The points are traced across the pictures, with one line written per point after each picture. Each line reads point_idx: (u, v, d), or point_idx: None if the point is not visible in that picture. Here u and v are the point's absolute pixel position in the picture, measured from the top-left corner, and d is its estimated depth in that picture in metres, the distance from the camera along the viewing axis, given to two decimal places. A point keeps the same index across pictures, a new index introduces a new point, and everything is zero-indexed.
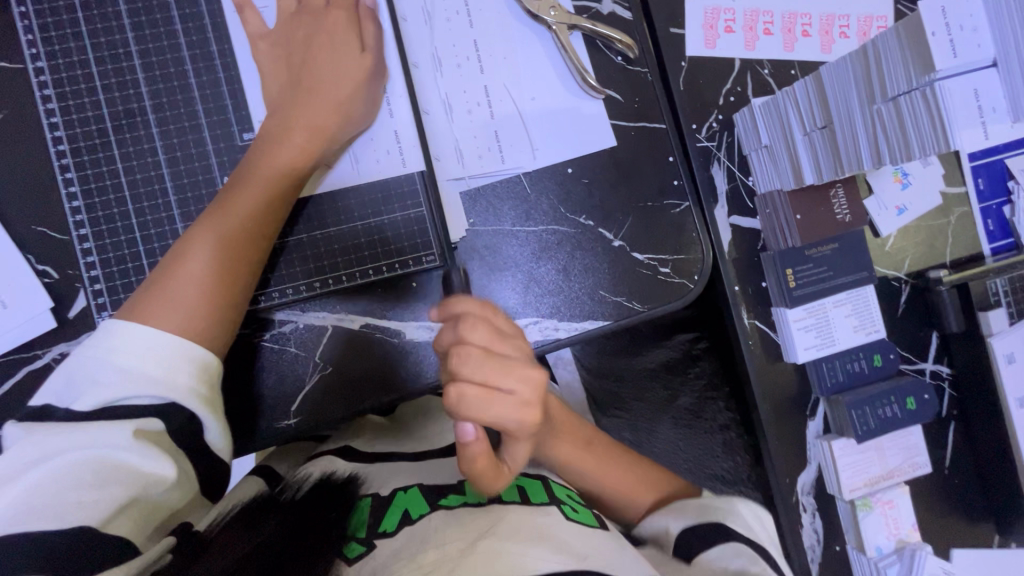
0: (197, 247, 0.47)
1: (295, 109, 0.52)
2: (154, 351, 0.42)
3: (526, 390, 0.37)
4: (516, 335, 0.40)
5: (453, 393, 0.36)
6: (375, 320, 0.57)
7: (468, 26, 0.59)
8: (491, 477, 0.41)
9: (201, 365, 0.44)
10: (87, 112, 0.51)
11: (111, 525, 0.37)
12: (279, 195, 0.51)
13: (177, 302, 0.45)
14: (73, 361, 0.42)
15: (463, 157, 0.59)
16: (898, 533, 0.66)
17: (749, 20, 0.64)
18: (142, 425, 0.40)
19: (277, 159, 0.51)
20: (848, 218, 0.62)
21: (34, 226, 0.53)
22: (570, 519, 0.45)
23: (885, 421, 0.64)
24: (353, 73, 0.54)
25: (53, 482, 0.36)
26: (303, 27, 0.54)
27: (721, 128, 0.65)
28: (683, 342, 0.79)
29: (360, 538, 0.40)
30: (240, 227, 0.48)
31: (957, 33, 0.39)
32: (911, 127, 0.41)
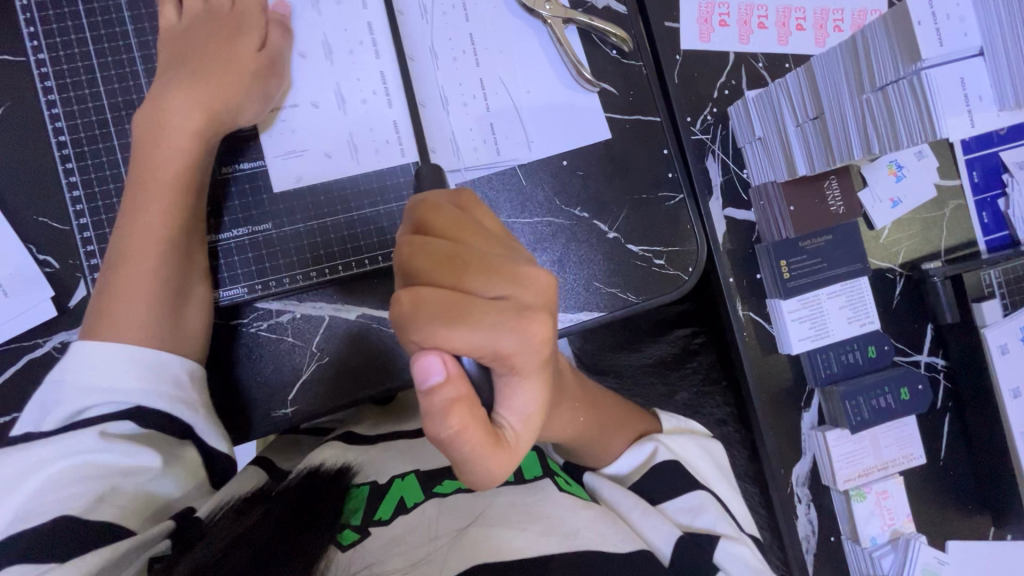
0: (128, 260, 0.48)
1: (180, 109, 0.51)
2: (104, 361, 0.44)
3: (520, 295, 0.33)
4: (503, 239, 0.35)
5: (410, 299, 0.31)
6: (372, 310, 0.58)
7: (464, 20, 0.60)
8: (481, 440, 0.31)
9: (156, 368, 0.45)
10: (87, 104, 0.52)
11: (97, 512, 0.38)
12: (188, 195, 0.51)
13: (120, 318, 0.46)
14: (40, 387, 0.43)
15: (458, 149, 0.60)
16: (893, 523, 0.66)
17: (743, 14, 0.65)
18: (108, 427, 0.42)
19: (176, 161, 0.50)
20: (841, 210, 0.63)
21: (35, 217, 0.54)
22: (562, 493, 0.47)
23: (878, 412, 0.64)
24: (252, 68, 0.53)
25: (28, 492, 0.37)
26: (200, 27, 0.53)
27: (715, 121, 0.65)
28: (681, 336, 0.79)
29: (354, 525, 0.41)
30: (160, 230, 0.49)
31: (943, 22, 0.40)
32: (899, 115, 0.42)
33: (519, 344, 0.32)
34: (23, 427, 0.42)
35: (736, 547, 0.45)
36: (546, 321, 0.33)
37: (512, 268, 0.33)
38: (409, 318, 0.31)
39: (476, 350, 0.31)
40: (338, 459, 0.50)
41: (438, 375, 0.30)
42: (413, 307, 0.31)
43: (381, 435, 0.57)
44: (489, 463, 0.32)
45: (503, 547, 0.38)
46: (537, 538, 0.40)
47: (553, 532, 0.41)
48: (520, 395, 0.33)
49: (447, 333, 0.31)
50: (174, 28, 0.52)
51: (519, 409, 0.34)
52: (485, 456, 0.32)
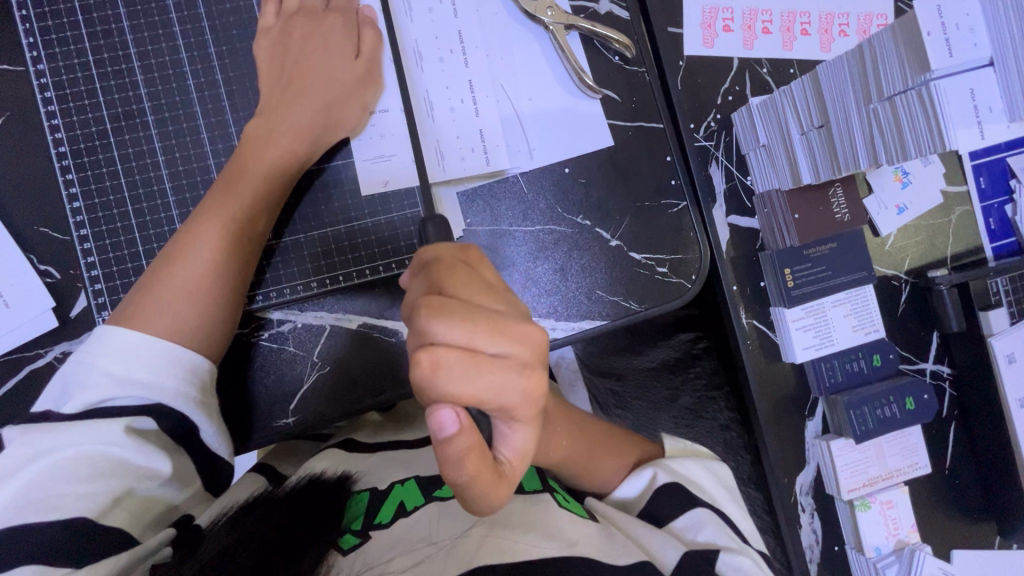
0: (190, 245, 0.47)
1: (282, 111, 0.52)
2: (142, 352, 0.43)
3: (521, 351, 0.32)
4: (501, 291, 0.35)
5: (430, 362, 0.31)
6: (373, 319, 0.58)
7: (452, 16, 0.59)
8: (489, 482, 0.32)
9: (189, 367, 0.45)
10: (87, 114, 0.52)
11: (107, 516, 0.38)
12: (266, 193, 0.51)
13: (163, 305, 0.45)
14: (67, 365, 0.43)
15: (444, 158, 0.58)
16: (897, 533, 0.66)
17: (748, 19, 0.64)
18: (133, 422, 0.41)
19: (268, 158, 0.51)
20: (847, 218, 0.62)
21: (36, 227, 0.54)
22: (562, 506, 0.46)
23: (883, 422, 0.63)
24: (346, 80, 0.54)
25: (50, 477, 0.37)
26: (301, 28, 0.54)
27: (719, 127, 0.65)
28: (685, 341, 0.78)
29: (356, 531, 0.41)
30: (236, 225, 0.49)
31: (953, 33, 0.39)
32: (906, 126, 0.41)
33: (522, 400, 0.32)
34: (44, 405, 0.42)
35: (737, 560, 0.44)
36: (541, 377, 0.33)
37: (512, 327, 0.32)
38: (428, 382, 0.31)
39: (483, 403, 0.31)
40: (337, 467, 0.50)
41: (455, 425, 0.30)
42: (432, 370, 0.31)
43: (381, 442, 0.57)
44: (495, 501, 0.33)
45: (504, 559, 0.38)
46: (538, 547, 0.40)
47: (554, 540, 0.41)
48: (524, 439, 0.34)
49: (455, 391, 0.31)
50: (226, 38, 0.54)
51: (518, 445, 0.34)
52: (487, 491, 0.32)
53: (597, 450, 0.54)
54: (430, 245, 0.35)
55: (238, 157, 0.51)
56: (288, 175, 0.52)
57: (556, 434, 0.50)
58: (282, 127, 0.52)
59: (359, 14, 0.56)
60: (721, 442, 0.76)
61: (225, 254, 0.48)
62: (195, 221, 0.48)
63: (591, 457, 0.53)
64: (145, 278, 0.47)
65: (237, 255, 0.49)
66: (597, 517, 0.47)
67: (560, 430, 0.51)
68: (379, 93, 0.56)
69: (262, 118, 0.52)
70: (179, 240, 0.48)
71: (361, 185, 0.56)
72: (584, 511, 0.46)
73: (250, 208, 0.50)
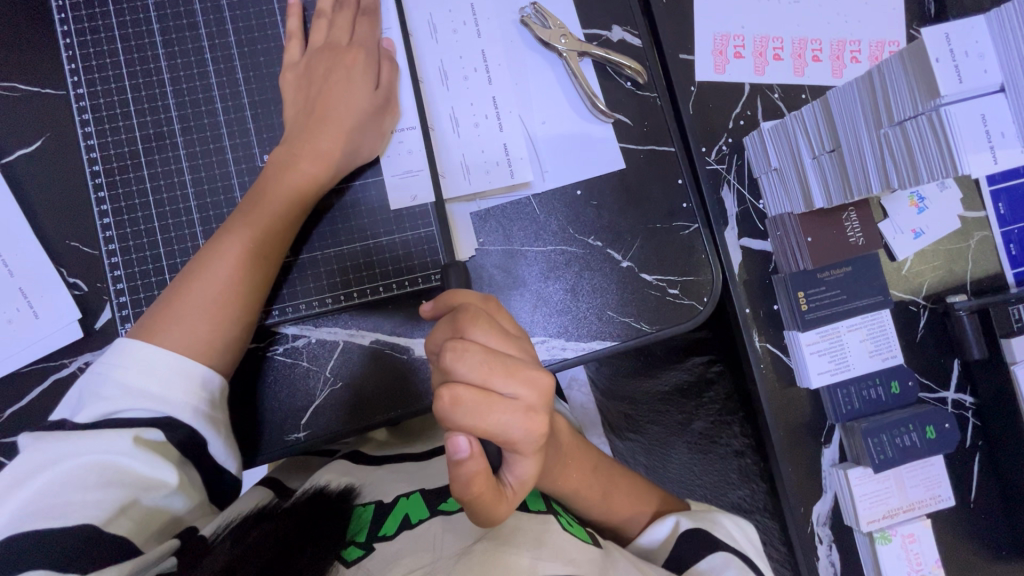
0: (212, 263, 0.49)
1: (305, 138, 0.53)
2: (158, 367, 0.44)
3: (529, 395, 0.36)
4: (516, 339, 0.38)
5: (450, 397, 0.35)
6: (386, 336, 0.59)
7: (475, 36, 0.61)
8: (491, 501, 0.36)
9: (201, 381, 0.46)
10: (120, 135, 0.55)
11: (113, 524, 0.39)
12: (287, 213, 0.52)
13: (180, 319, 0.47)
14: (85, 376, 0.44)
15: (469, 173, 0.60)
16: (921, 568, 0.63)
17: (758, 46, 0.65)
18: (141, 433, 0.42)
19: (291, 179, 0.52)
20: (862, 241, 0.62)
21: (67, 241, 0.57)
22: (567, 531, 0.45)
23: (903, 450, 0.61)
24: (368, 109, 0.55)
25: (60, 485, 0.38)
26: (324, 64, 0.55)
27: (730, 151, 0.65)
28: (698, 363, 0.79)
29: (360, 543, 0.42)
30: (255, 245, 0.50)
31: (962, 60, 0.39)
32: (918, 151, 0.41)
33: (525, 436, 0.36)
34: (59, 415, 0.43)
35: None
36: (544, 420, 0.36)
37: (523, 370, 0.36)
38: (446, 414, 0.35)
39: (493, 437, 0.35)
40: (342, 479, 0.51)
41: (470, 447, 0.35)
42: (452, 405, 0.34)
43: (387, 457, 0.57)
44: (496, 519, 0.37)
45: None
46: (544, 563, 0.39)
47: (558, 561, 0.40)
48: (528, 468, 0.38)
49: (468, 423, 0.35)
50: (254, 65, 0.57)
51: (520, 473, 0.38)
52: (490, 507, 0.36)
53: (614, 492, 0.53)
54: (460, 293, 0.40)
55: (263, 178, 0.52)
56: (309, 199, 0.53)
57: (568, 466, 0.50)
58: (305, 148, 0.53)
59: (378, 48, 0.58)
60: (735, 470, 0.77)
61: (243, 272, 0.49)
62: (218, 241, 0.50)
63: (608, 494, 0.52)
64: (166, 293, 0.49)
65: (255, 273, 0.50)
66: (603, 543, 0.46)
67: (573, 463, 0.51)
68: (397, 119, 0.58)
69: (286, 147, 0.53)
70: (202, 259, 0.49)
71: (389, 198, 0.58)
72: (589, 536, 0.46)
73: (270, 226, 0.51)
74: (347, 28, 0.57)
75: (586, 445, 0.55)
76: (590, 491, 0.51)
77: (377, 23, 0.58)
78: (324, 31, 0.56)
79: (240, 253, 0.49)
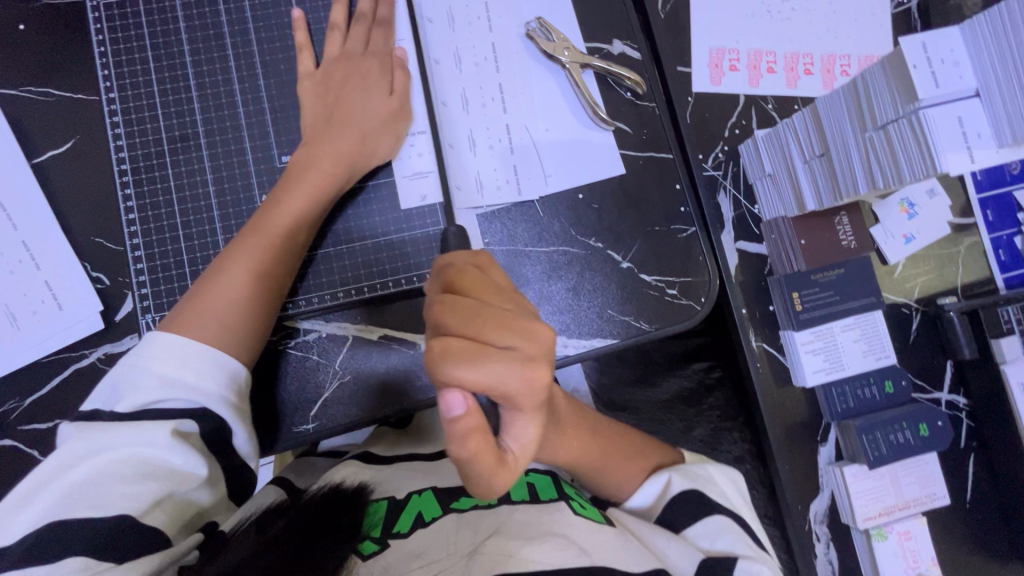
0: (239, 258, 0.51)
1: (326, 141, 0.56)
2: (192, 357, 0.46)
3: (527, 347, 0.37)
4: (511, 298, 0.40)
5: (442, 347, 0.35)
6: (393, 330, 0.61)
7: (495, 71, 0.65)
8: (489, 463, 0.36)
9: (231, 373, 0.48)
10: (148, 137, 0.58)
11: (148, 516, 0.41)
12: (309, 209, 0.54)
13: (210, 311, 0.49)
14: (119, 367, 0.45)
15: (482, 188, 0.63)
16: (917, 566, 0.64)
17: (754, 59, 0.69)
18: (179, 425, 0.43)
19: (313, 177, 0.55)
20: (854, 244, 0.64)
21: (92, 237, 0.59)
22: (579, 513, 0.47)
23: (897, 447, 0.63)
24: (383, 113, 0.58)
25: (99, 476, 0.40)
26: (343, 70, 0.58)
27: (726, 158, 0.68)
28: (698, 370, 0.82)
29: (375, 538, 0.43)
30: (278, 239, 0.53)
31: (938, 67, 0.42)
32: (900, 153, 0.44)
33: (522, 389, 0.36)
34: (92, 404, 0.44)
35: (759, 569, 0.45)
36: (544, 371, 0.37)
37: (518, 323, 0.36)
38: (437, 364, 0.35)
39: (488, 390, 0.36)
40: (356, 476, 0.52)
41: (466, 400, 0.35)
42: (443, 353, 0.35)
43: (399, 456, 0.59)
44: (493, 484, 0.37)
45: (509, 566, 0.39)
46: (551, 557, 0.40)
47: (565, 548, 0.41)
48: (526, 430, 0.38)
49: (461, 374, 0.35)
50: (276, 73, 0.60)
51: (519, 437, 0.39)
52: (490, 472, 0.37)
53: (610, 454, 0.56)
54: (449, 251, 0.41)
55: (287, 176, 0.55)
56: (329, 196, 0.56)
57: (567, 435, 0.53)
58: (322, 152, 0.55)
59: (393, 56, 0.61)
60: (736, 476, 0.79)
61: (268, 265, 0.52)
62: (244, 238, 0.52)
63: (607, 461, 0.55)
64: (194, 288, 0.50)
65: (278, 267, 0.53)
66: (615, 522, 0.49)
67: (571, 433, 0.53)
68: (410, 124, 0.62)
69: (307, 148, 0.56)
70: (228, 255, 0.51)
71: (399, 198, 0.61)
72: (602, 517, 0.48)
73: (292, 222, 0.53)
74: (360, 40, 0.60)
75: (585, 410, 0.58)
76: (589, 458, 0.54)
77: (390, 34, 0.62)
78: (342, 42, 0.60)
79: (258, 255, 0.51)
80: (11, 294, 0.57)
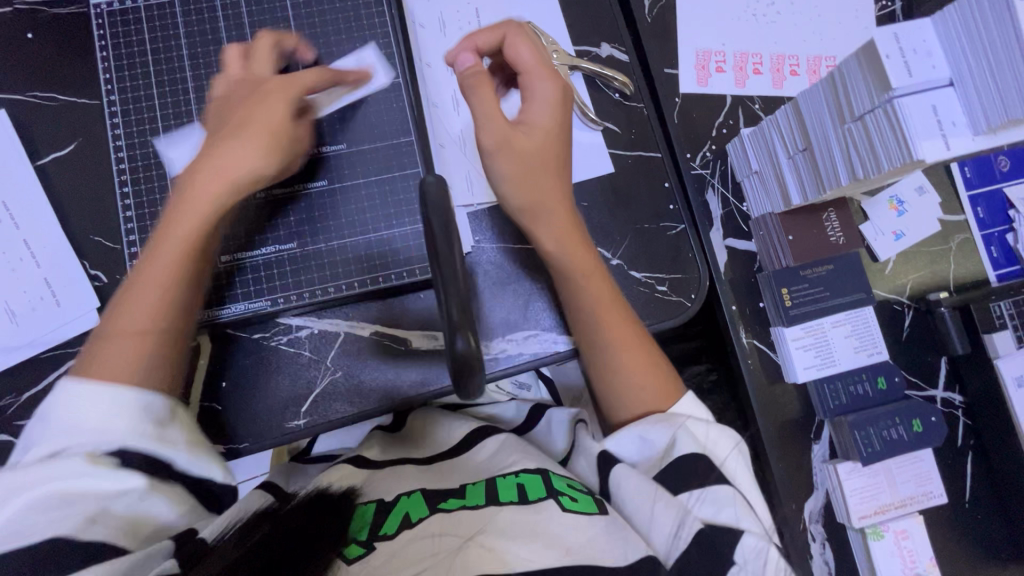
0: (134, 291, 0.47)
1: (206, 159, 0.50)
2: (89, 402, 0.42)
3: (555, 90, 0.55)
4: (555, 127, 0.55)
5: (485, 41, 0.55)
6: (384, 327, 0.61)
7: None
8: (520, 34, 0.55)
9: (141, 409, 0.43)
10: (147, 138, 0.60)
11: (90, 532, 0.38)
12: (196, 229, 0.49)
13: (111, 355, 0.45)
14: (32, 422, 0.43)
15: (472, 186, 0.64)
16: (915, 566, 0.64)
17: (739, 61, 0.70)
18: (95, 453, 0.40)
19: (194, 199, 0.49)
20: (842, 241, 0.64)
21: (91, 236, 0.61)
22: (566, 510, 0.45)
23: (890, 444, 0.63)
24: (274, 123, 0.52)
25: (19, 513, 0.37)
26: (240, 92, 0.53)
27: (714, 157, 0.69)
28: (694, 374, 0.81)
29: (361, 542, 0.42)
30: (172, 264, 0.48)
31: (910, 57, 0.43)
32: (878, 143, 0.44)
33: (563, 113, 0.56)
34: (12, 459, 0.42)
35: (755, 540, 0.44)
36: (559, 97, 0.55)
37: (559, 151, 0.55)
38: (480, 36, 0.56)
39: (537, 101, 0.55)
40: (343, 481, 0.52)
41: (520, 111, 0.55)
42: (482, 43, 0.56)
43: (389, 460, 0.59)
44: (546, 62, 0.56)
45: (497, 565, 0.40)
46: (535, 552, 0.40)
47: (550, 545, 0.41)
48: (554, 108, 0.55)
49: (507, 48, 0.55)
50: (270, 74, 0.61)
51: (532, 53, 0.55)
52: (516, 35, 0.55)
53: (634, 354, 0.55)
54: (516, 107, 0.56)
55: (168, 203, 0.50)
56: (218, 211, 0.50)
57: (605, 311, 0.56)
58: (204, 174, 0.49)
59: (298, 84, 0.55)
60: None
61: (164, 293, 0.48)
62: (138, 272, 0.48)
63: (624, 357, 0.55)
64: (99, 333, 0.47)
65: (175, 293, 0.48)
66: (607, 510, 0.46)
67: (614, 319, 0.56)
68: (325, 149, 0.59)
69: (188, 170, 0.51)
70: (127, 292, 0.48)
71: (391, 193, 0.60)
72: (593, 506, 0.46)
73: (184, 243, 0.49)
74: (351, 46, 0.62)
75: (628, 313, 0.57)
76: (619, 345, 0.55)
77: (385, 37, 0.63)
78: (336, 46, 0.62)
79: (157, 284, 0.48)
80: (12, 292, 0.59)
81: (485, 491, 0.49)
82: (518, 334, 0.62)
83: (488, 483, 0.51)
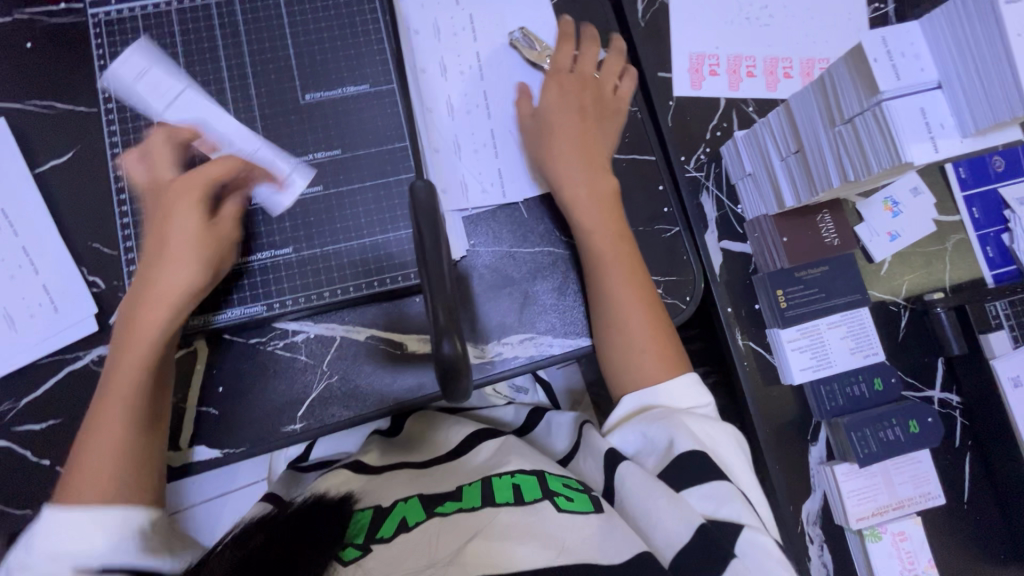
0: (102, 417, 0.50)
1: (149, 284, 0.52)
2: (69, 530, 0.45)
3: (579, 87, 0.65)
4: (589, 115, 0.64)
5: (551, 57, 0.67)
6: (380, 331, 0.61)
7: (479, 79, 0.66)
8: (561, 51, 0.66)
9: (120, 525, 0.47)
10: (144, 143, 0.60)
11: None
12: (153, 349, 0.52)
13: (88, 475, 0.48)
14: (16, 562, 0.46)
15: (467, 190, 0.64)
16: (912, 567, 0.64)
17: (733, 64, 0.70)
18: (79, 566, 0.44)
19: (143, 322, 0.51)
20: (837, 241, 0.65)
21: (90, 243, 0.61)
22: (562, 512, 0.45)
23: (888, 444, 0.62)
24: (205, 232, 0.53)
25: None
26: (158, 197, 0.54)
27: (708, 159, 0.69)
28: None
29: (358, 545, 0.43)
30: (133, 386, 0.51)
31: (898, 60, 0.43)
32: (868, 145, 0.45)
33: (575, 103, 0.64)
34: None
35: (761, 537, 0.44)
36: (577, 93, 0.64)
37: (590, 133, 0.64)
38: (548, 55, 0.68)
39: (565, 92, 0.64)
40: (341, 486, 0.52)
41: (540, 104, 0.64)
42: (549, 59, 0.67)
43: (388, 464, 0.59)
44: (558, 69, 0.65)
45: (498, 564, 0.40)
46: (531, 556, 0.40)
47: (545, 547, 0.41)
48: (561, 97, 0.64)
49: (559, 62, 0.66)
50: (266, 81, 0.62)
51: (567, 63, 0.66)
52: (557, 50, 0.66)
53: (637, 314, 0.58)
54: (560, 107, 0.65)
55: (121, 325, 0.52)
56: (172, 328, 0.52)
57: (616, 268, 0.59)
58: (150, 301, 0.52)
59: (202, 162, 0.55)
60: None
61: (129, 414, 0.50)
62: (101, 397, 0.51)
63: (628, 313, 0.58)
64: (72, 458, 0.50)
65: (141, 408, 0.51)
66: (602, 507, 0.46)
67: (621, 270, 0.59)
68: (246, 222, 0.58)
69: (134, 293, 0.52)
70: (93, 418, 0.50)
71: (385, 197, 0.61)
72: (589, 505, 0.46)
73: (140, 363, 0.51)
74: (346, 52, 0.63)
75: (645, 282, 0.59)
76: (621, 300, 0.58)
77: (380, 43, 0.63)
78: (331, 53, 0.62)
79: (122, 404, 0.50)
80: (11, 299, 0.59)
81: (481, 492, 0.48)
82: (513, 338, 0.62)
83: (484, 483, 0.50)
